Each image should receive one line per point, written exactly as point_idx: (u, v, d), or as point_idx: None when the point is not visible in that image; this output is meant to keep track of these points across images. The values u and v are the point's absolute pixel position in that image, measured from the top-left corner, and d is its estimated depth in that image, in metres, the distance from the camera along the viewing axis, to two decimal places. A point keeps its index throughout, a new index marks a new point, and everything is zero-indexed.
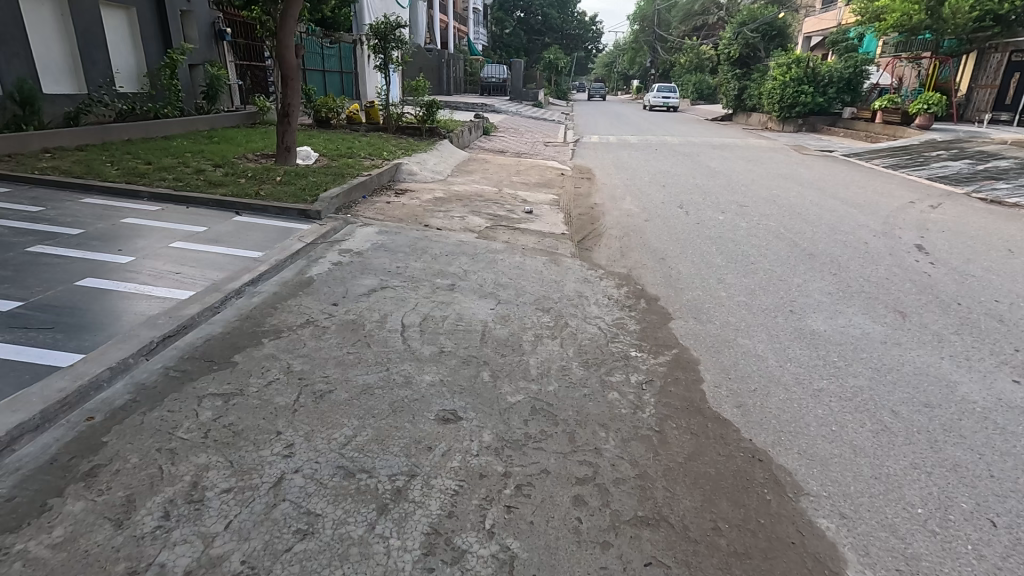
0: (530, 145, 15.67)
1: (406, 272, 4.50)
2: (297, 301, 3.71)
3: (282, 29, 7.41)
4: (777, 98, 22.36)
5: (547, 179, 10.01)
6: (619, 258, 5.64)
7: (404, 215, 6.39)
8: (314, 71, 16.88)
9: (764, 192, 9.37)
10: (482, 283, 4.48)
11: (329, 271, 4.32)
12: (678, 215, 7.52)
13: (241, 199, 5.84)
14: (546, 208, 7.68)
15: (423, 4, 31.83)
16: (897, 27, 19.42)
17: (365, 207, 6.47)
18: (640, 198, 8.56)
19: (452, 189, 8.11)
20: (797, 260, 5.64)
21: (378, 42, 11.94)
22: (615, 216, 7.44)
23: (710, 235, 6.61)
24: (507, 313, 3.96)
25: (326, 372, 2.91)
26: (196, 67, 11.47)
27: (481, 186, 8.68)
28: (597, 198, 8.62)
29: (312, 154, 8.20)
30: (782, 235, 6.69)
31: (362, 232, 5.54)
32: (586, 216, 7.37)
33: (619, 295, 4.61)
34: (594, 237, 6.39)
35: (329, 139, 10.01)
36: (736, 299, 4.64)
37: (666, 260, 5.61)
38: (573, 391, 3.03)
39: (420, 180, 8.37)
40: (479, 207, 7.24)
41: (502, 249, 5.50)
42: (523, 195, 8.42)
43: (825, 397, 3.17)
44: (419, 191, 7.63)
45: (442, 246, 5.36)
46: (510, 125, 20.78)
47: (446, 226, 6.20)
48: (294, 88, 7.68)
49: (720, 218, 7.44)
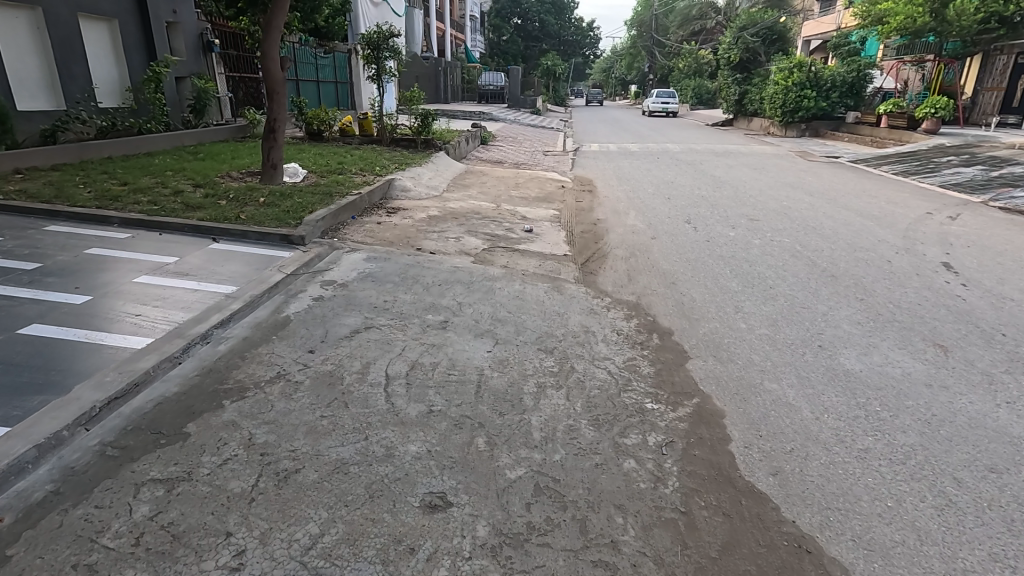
0: (529, 155, 15.29)
1: (395, 308, 4.09)
2: (269, 348, 3.29)
3: (266, 40, 7.01)
4: (780, 103, 22.01)
5: (547, 192, 9.61)
6: (626, 283, 5.21)
7: (396, 238, 5.99)
8: (307, 81, 16.53)
9: (774, 204, 8.95)
10: (478, 319, 4.06)
11: (308, 309, 3.90)
12: (686, 232, 7.11)
13: (219, 224, 5.43)
14: (547, 225, 7.28)
15: (419, 12, 31.57)
16: (901, 30, 19.09)
17: (355, 230, 6.06)
18: (645, 213, 8.15)
19: (447, 205, 7.71)
20: (819, 284, 5.22)
21: (370, 51, 11.58)
22: (620, 233, 7.03)
23: (722, 254, 6.20)
24: (504, 357, 3.53)
25: (294, 444, 2.48)
26: (182, 80, 11.09)
27: (478, 201, 8.28)
28: (600, 213, 8.21)
29: (300, 171, 7.78)
30: (799, 253, 6.27)
31: (349, 258, 5.13)
32: (589, 234, 6.95)
33: (629, 330, 4.19)
34: (598, 258, 5.98)
35: (320, 153, 9.62)
36: (757, 331, 4.21)
37: (677, 284, 5.20)
38: (583, 460, 2.61)
39: (413, 196, 7.97)
40: (476, 226, 6.84)
41: (500, 276, 5.09)
42: (523, 211, 8.01)
43: (874, 460, 2.75)
44: (412, 210, 7.23)
45: (435, 274, 4.95)
46: (508, 134, 20.41)
47: (440, 249, 5.79)
48: (280, 102, 7.28)
49: (731, 235, 7.01)
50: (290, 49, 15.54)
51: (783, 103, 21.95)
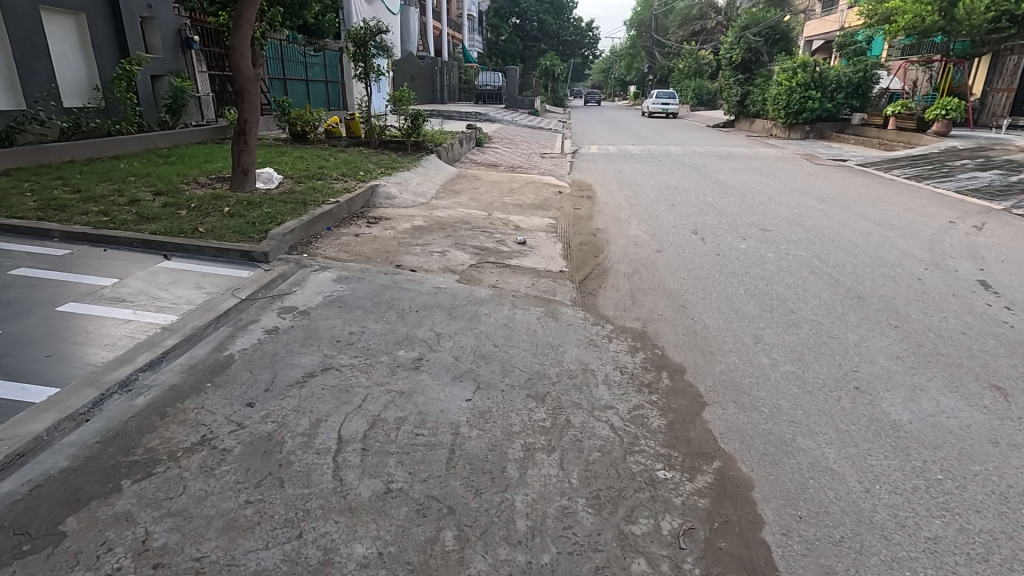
0: (525, 157, 14.70)
1: (361, 342, 3.51)
2: (198, 401, 2.71)
3: (236, 33, 6.43)
4: (783, 104, 21.45)
5: (543, 199, 9.03)
6: (629, 306, 4.64)
7: (374, 253, 5.41)
8: (295, 80, 15.96)
9: (785, 212, 8.38)
10: (458, 355, 3.48)
11: (257, 345, 3.32)
12: (693, 244, 6.54)
13: (173, 238, 4.85)
14: (542, 236, 6.71)
15: (415, 11, 30.97)
16: (909, 29, 18.56)
17: (329, 243, 5.49)
18: (649, 222, 7.58)
19: (435, 214, 7.14)
20: (845, 307, 4.65)
21: (357, 49, 11.00)
22: (621, 246, 6.47)
23: (734, 270, 5.63)
24: (486, 406, 2.95)
25: (202, 548, 1.90)
26: (159, 78, 10.51)
27: (468, 209, 7.70)
28: (601, 222, 7.63)
29: (276, 176, 7.22)
30: (819, 268, 5.71)
31: (317, 277, 4.55)
32: (588, 247, 6.38)
33: (634, 367, 3.61)
34: (597, 275, 5.41)
35: (300, 157, 9.06)
36: (783, 368, 3.64)
37: (687, 308, 4.63)
38: (580, 562, 2.03)
39: (398, 204, 7.39)
40: (464, 237, 6.26)
41: (487, 298, 4.51)
42: (516, 220, 7.43)
43: (948, 557, 2.17)
44: (396, 219, 6.66)
45: (414, 296, 4.37)
46: (505, 135, 19.86)
47: (422, 265, 5.22)
48: (252, 102, 6.73)
49: (743, 247, 6.44)
50: (276, 46, 14.97)
51: (786, 104, 21.38)
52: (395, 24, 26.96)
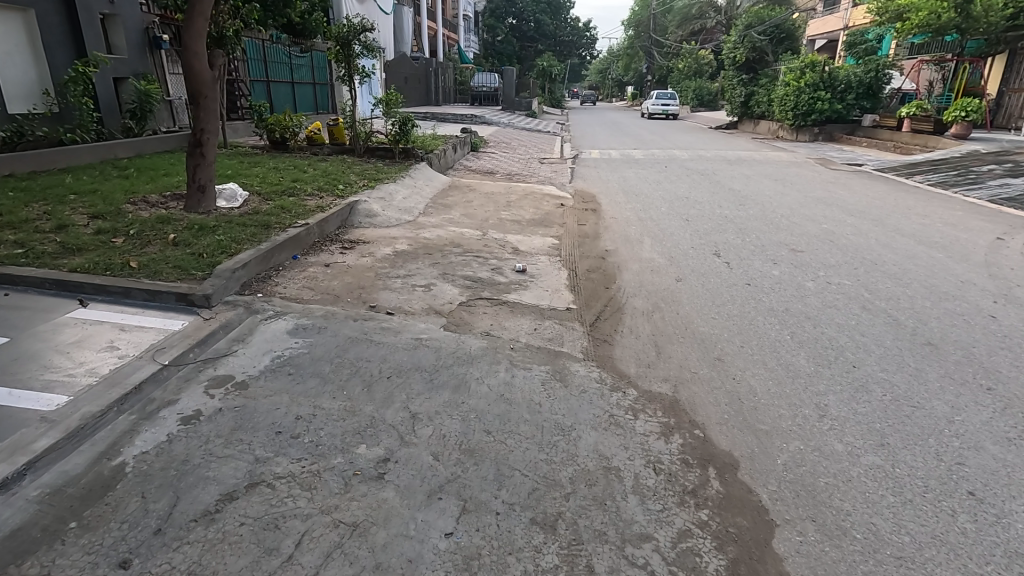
0: (522, 164, 13.83)
1: (309, 433, 2.64)
2: (46, 563, 1.84)
3: (189, 31, 5.53)
4: (791, 105, 20.65)
5: (543, 213, 8.16)
6: (654, 361, 3.77)
7: (346, 289, 4.54)
8: (279, 82, 15.10)
9: (813, 228, 7.52)
10: (439, 452, 2.60)
11: (163, 445, 2.45)
12: (717, 270, 5.68)
13: (95, 277, 3.98)
14: (543, 262, 5.86)
15: (408, 10, 30.02)
16: (922, 28, 17.75)
17: (293, 278, 4.61)
18: (664, 241, 6.73)
19: (421, 235, 6.27)
20: (918, 360, 3.80)
21: (338, 48, 10.07)
22: (635, 273, 5.63)
23: (772, 306, 4.77)
24: (474, 547, 2.09)
25: None
26: (122, 81, 9.61)
27: (459, 227, 6.83)
28: (608, 242, 6.78)
29: (241, 192, 6.35)
30: (870, 302, 4.87)
31: (270, 327, 3.67)
32: (598, 275, 5.52)
33: (670, 460, 2.74)
34: (612, 314, 4.56)
35: (274, 168, 8.18)
36: (866, 462, 2.77)
37: (724, 361, 3.79)
38: None
39: (380, 223, 6.51)
40: (453, 265, 5.39)
41: (479, 353, 3.64)
42: (514, 240, 6.57)
43: None
44: (376, 242, 5.79)
45: (388, 354, 3.49)
46: (502, 139, 18.99)
47: (401, 305, 4.34)
48: (210, 109, 5.84)
49: (776, 274, 5.59)
50: (257, 46, 14.10)
51: (794, 105, 20.56)
52: (387, 23, 26.07)
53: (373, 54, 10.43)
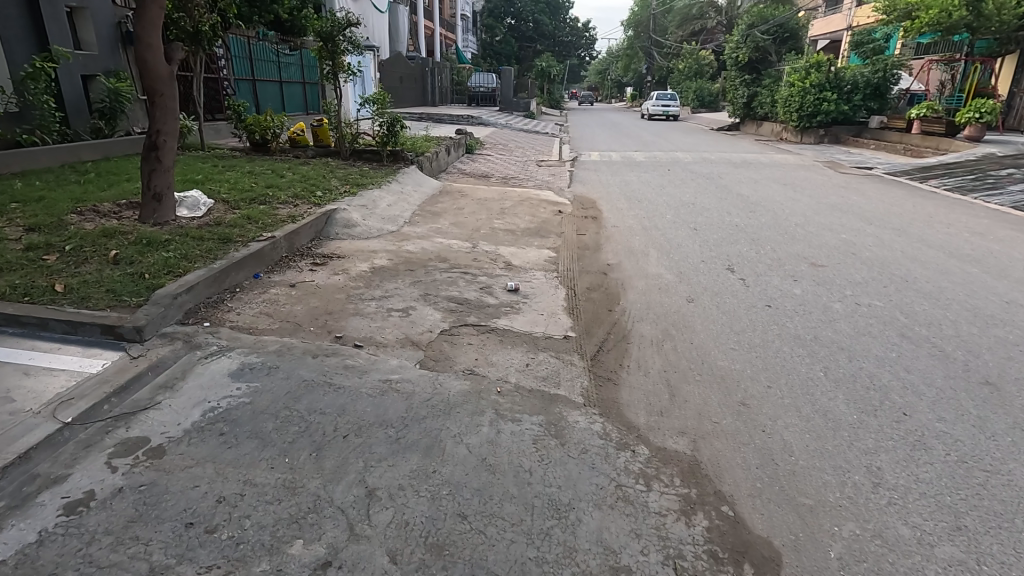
0: (519, 167, 13.26)
1: (230, 525, 2.05)
2: None
3: (140, 20, 4.91)
4: (797, 107, 20.22)
5: (540, 221, 7.58)
6: (667, 407, 3.19)
7: (311, 315, 3.96)
8: (266, 81, 14.52)
9: (831, 239, 6.96)
10: (397, 551, 2.02)
11: (30, 550, 1.87)
12: (732, 289, 5.11)
13: (9, 304, 3.39)
14: (539, 279, 5.27)
15: (404, 9, 29.42)
16: (932, 26, 17.25)
17: (250, 303, 4.02)
18: (671, 254, 6.17)
19: (404, 248, 5.68)
20: (981, 405, 3.22)
21: (322, 44, 9.47)
22: (641, 291, 5.05)
23: (798, 332, 4.19)
24: None
25: None
26: (91, 79, 9.01)
27: (447, 238, 6.25)
28: (610, 255, 6.20)
29: (205, 200, 5.75)
30: (910, 328, 4.29)
31: (209, 366, 3.07)
32: (600, 295, 4.94)
33: (694, 556, 2.15)
34: (616, 344, 3.97)
35: (250, 173, 7.59)
36: (942, 556, 2.19)
37: (750, 406, 3.21)
38: None
39: (359, 234, 5.92)
40: (437, 283, 4.80)
41: (459, 399, 3.05)
42: (506, 253, 5.98)
43: None
44: (352, 257, 5.21)
45: (348, 403, 2.90)
46: (499, 140, 18.41)
47: (373, 336, 3.76)
48: (166, 108, 5.23)
49: (799, 294, 5.01)
50: (243, 44, 13.44)
51: (800, 106, 20.12)
52: (382, 22, 25.46)
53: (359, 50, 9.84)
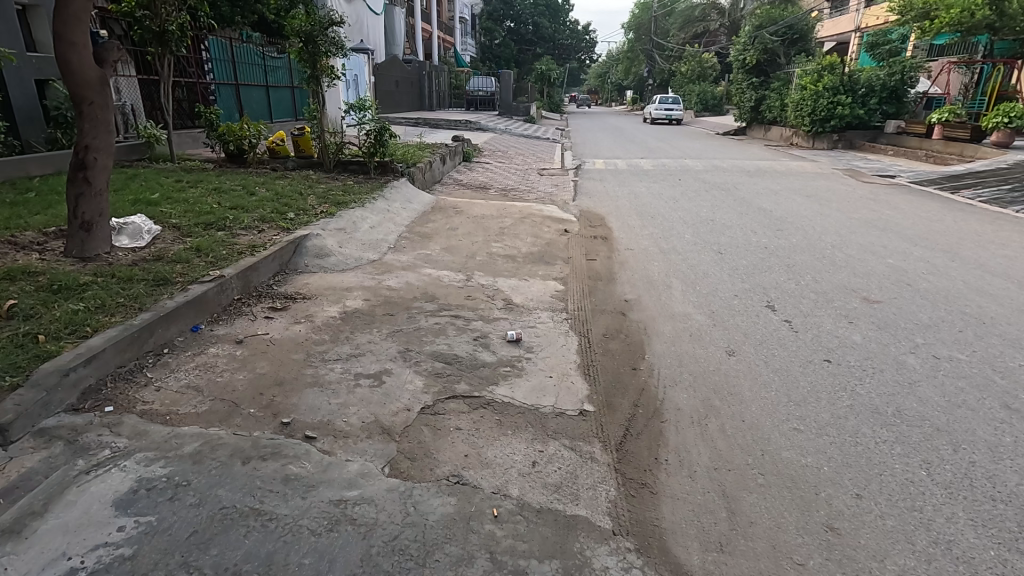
0: (519, 176, 12.38)
1: None
2: None
3: (61, 15, 4.02)
4: (809, 111, 19.27)
5: (544, 243, 6.72)
6: (729, 538, 2.31)
7: (255, 387, 3.07)
8: (252, 86, 13.70)
9: (876, 264, 6.11)
10: None
11: None
12: (779, 336, 4.25)
13: None
14: (545, 323, 4.39)
15: (400, 11, 28.60)
16: (952, 27, 16.42)
17: (177, 371, 3.14)
18: (699, 287, 5.30)
19: (385, 283, 4.80)
20: None
21: (302, 45, 8.56)
22: (667, 339, 4.19)
23: (875, 404, 3.32)
24: None
25: None
26: (47, 84, 8.15)
27: (437, 268, 5.38)
28: (627, 287, 5.33)
29: (150, 227, 4.87)
30: (1014, 394, 3.42)
31: (88, 488, 2.19)
32: (620, 346, 4.06)
33: None
34: (646, 425, 3.10)
35: (216, 190, 6.72)
36: None
37: (841, 536, 2.33)
38: None
39: (332, 265, 5.04)
40: (420, 334, 3.91)
41: (438, 536, 2.16)
42: (505, 286, 5.10)
43: None
44: (321, 298, 4.33)
45: (276, 551, 2.01)
46: (499, 147, 17.60)
47: (332, 420, 2.87)
48: (98, 120, 4.35)
49: (860, 343, 4.14)
50: (224, 46, 12.70)
51: (812, 110, 19.17)
52: (377, 24, 24.62)
53: (344, 52, 8.95)
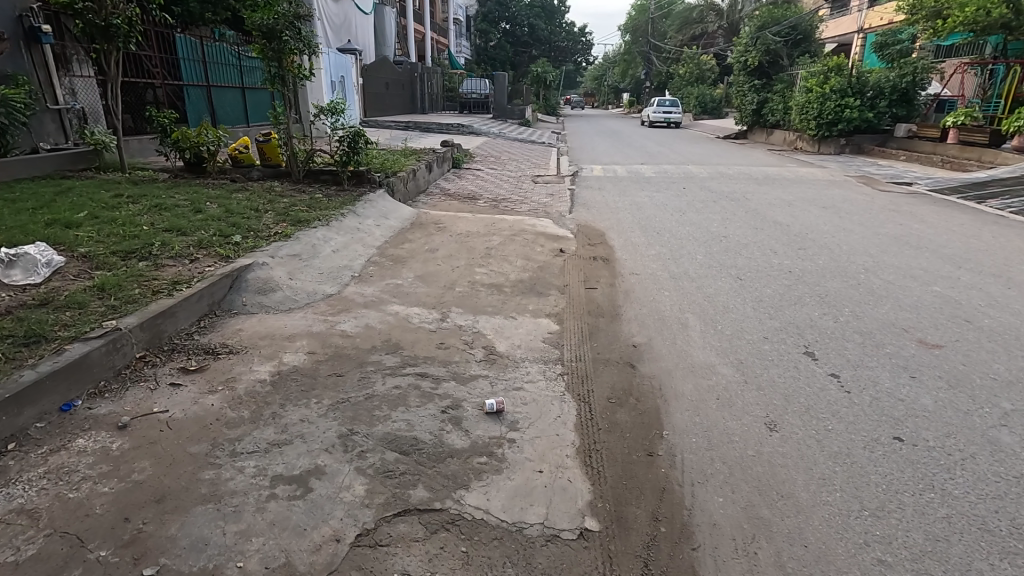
0: (512, 184, 11.50)
1: None
2: None
3: None
4: (815, 114, 18.69)
5: (536, 267, 5.85)
6: None
7: (121, 507, 2.18)
8: (225, 88, 12.78)
9: (922, 293, 5.26)
10: None
11: None
12: (829, 400, 3.38)
13: None
14: (535, 382, 3.51)
15: (391, 11, 27.76)
16: (966, 26, 15.62)
17: (14, 482, 2.25)
18: (721, 328, 4.42)
19: (339, 328, 3.91)
20: None
21: (264, 41, 7.59)
22: (688, 406, 3.30)
23: (980, 517, 2.44)
24: None
25: None
26: None
27: (408, 304, 4.48)
28: (635, 327, 4.45)
29: (50, 258, 3.97)
30: None
31: None
32: (631, 418, 3.18)
33: None
34: (673, 559, 2.22)
35: (158, 206, 5.82)
36: None
37: None
38: None
39: (276, 304, 4.15)
40: (371, 406, 3.02)
41: None
42: (488, 328, 4.21)
43: None
44: (251, 353, 3.43)
45: None
46: (492, 152, 16.73)
47: (219, 569, 1.97)
48: None
49: (935, 411, 3.26)
50: (193, 44, 11.78)
51: (818, 113, 18.62)
52: (366, 23, 23.75)
53: (313, 48, 7.98)
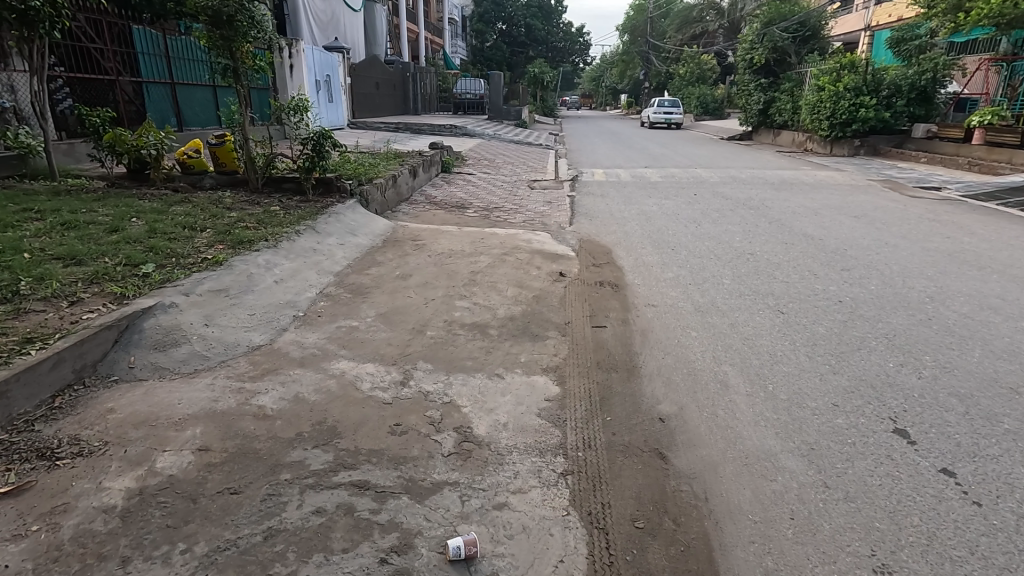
0: (506, 191, 10.46)
1: None
2: None
3: None
4: (828, 114, 17.72)
5: (531, 296, 4.78)
6: None
7: None
8: (190, 87, 11.66)
9: (1014, 331, 4.19)
10: None
11: None
12: (956, 523, 2.32)
13: None
14: (526, 491, 2.44)
15: (382, 8, 26.72)
16: (990, 20, 14.58)
17: None
18: (772, 390, 3.36)
19: (256, 404, 2.82)
20: None
21: (210, 29, 6.29)
22: (751, 539, 2.24)
23: None
24: None
25: None
26: None
27: (360, 359, 3.40)
28: (661, 389, 3.38)
29: None
30: None
31: None
32: (670, 562, 2.12)
33: None
34: None
35: (66, 224, 4.74)
36: None
37: None
38: None
39: (175, 365, 3.06)
40: (267, 559, 1.94)
41: None
42: (463, 396, 3.13)
43: None
44: (108, 455, 2.34)
45: None
46: (486, 155, 15.69)
47: None
48: None
49: None
50: (155, 38, 10.72)
51: (832, 113, 17.60)
52: (355, 21, 22.71)
53: (271, 36, 6.70)
